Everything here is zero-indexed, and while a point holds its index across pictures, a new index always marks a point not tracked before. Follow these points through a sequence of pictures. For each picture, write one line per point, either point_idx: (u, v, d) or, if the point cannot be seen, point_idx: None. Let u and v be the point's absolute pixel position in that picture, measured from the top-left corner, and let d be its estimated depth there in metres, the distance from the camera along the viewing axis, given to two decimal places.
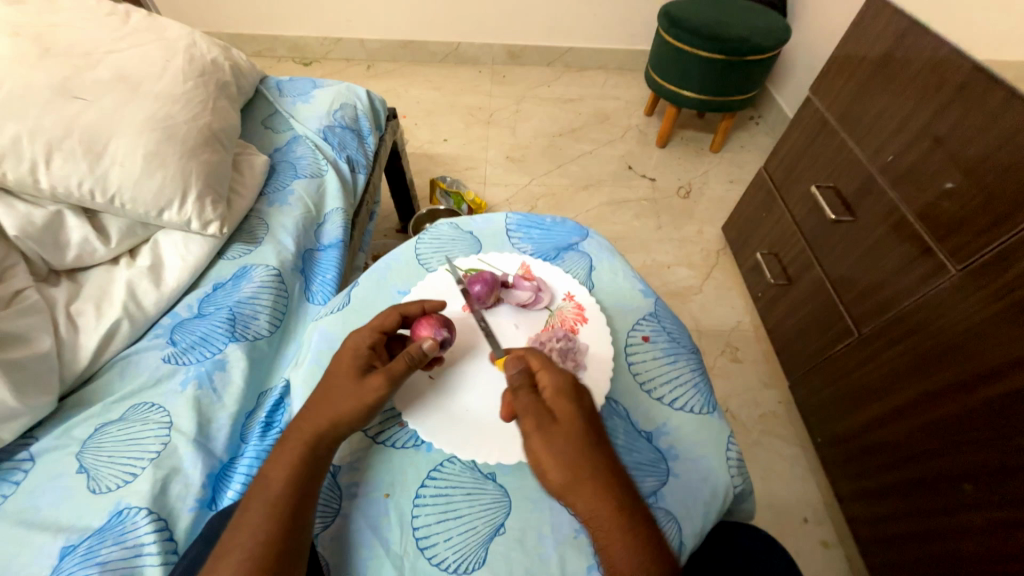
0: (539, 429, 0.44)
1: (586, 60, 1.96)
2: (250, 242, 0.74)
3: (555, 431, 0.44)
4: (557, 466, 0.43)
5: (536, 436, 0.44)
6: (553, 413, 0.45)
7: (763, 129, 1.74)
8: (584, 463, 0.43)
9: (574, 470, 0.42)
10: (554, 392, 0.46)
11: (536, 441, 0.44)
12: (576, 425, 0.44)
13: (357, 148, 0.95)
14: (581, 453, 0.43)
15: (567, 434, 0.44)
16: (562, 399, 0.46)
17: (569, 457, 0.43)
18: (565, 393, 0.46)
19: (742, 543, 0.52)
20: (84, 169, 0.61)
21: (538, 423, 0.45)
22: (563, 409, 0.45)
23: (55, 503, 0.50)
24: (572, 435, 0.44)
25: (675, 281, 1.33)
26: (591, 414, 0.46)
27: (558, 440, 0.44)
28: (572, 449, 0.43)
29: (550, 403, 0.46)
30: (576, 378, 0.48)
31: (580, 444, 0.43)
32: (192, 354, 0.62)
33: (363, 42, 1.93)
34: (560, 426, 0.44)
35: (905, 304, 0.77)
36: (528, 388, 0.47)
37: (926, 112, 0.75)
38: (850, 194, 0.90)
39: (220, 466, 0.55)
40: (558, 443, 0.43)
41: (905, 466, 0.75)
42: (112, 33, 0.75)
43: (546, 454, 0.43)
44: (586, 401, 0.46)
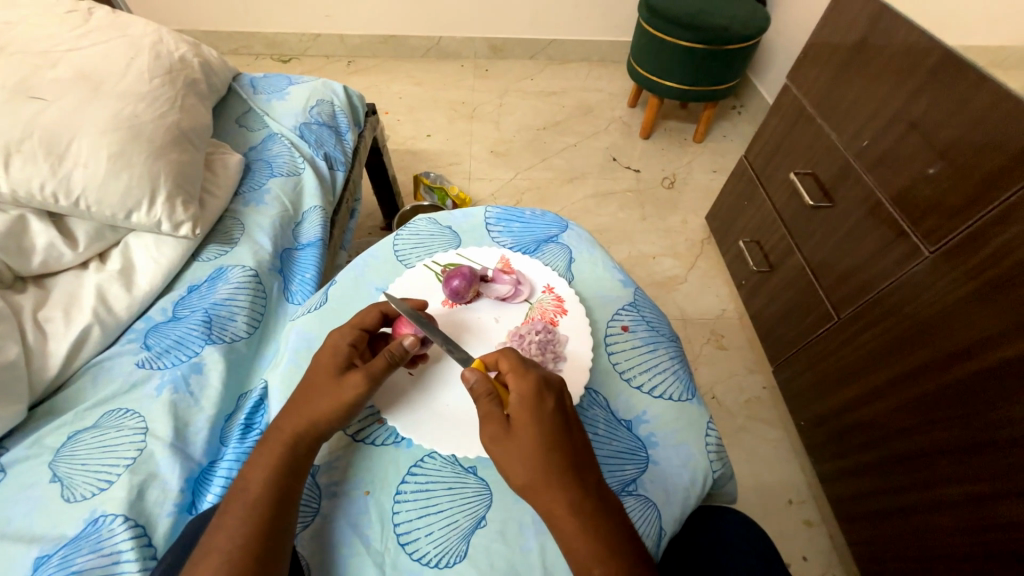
0: (496, 439, 0.44)
1: (568, 52, 1.95)
2: (226, 243, 0.73)
3: (513, 437, 0.43)
4: (514, 476, 0.43)
5: (495, 445, 0.44)
6: (512, 420, 0.44)
7: (745, 118, 1.76)
8: (540, 472, 0.42)
9: (531, 478, 0.42)
10: (515, 398, 0.45)
11: (494, 451, 0.44)
12: (532, 433, 0.43)
13: (335, 145, 0.93)
14: (536, 461, 0.42)
15: (523, 443, 0.43)
16: (521, 405, 0.44)
17: (525, 467, 0.42)
18: (524, 399, 0.44)
19: (723, 527, 0.53)
20: (46, 172, 0.59)
21: (496, 433, 0.44)
22: (520, 416, 0.44)
23: (27, 513, 0.49)
24: (528, 444, 0.43)
25: (660, 271, 1.34)
26: (553, 418, 0.44)
27: (514, 449, 0.43)
28: (528, 459, 0.42)
29: (510, 410, 0.45)
30: (540, 382, 0.46)
31: (537, 452, 0.42)
32: (167, 358, 0.61)
33: (342, 38, 1.90)
34: (516, 435, 0.43)
35: (882, 287, 0.78)
36: (489, 396, 0.46)
37: (899, 97, 0.76)
38: (827, 179, 0.91)
39: (198, 470, 0.54)
40: (514, 453, 0.43)
41: (884, 445, 0.76)
42: (73, 31, 0.73)
43: (503, 463, 0.43)
44: (549, 405, 0.44)
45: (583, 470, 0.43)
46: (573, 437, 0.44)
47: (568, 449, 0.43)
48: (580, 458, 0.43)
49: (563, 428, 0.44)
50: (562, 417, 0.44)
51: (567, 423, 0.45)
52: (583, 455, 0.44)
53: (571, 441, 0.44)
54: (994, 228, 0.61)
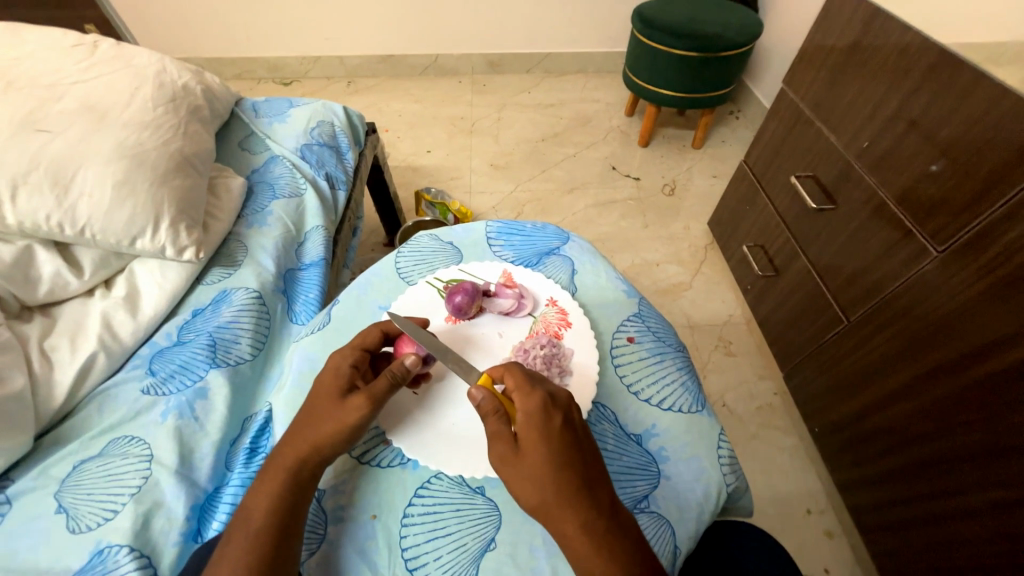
0: (505, 459, 0.43)
1: (565, 65, 1.97)
2: (229, 266, 0.74)
3: (521, 457, 0.42)
4: (525, 496, 0.42)
5: (502, 465, 0.43)
6: (520, 440, 0.43)
7: (744, 122, 1.76)
8: (550, 492, 0.41)
9: (541, 499, 0.41)
10: (521, 416, 0.44)
11: (503, 471, 0.43)
12: (541, 452, 0.42)
13: (336, 165, 0.94)
14: (546, 481, 0.41)
15: (532, 463, 0.42)
16: (528, 424, 0.43)
17: (534, 487, 0.41)
18: (531, 417, 0.44)
19: (735, 545, 0.51)
20: (52, 203, 0.60)
21: (504, 453, 0.43)
22: (527, 434, 0.43)
23: (33, 546, 0.48)
24: (537, 463, 0.42)
25: (664, 278, 1.33)
26: (561, 436, 0.43)
27: (523, 469, 0.42)
28: (538, 479, 0.41)
29: (518, 429, 0.44)
30: (546, 399, 0.45)
31: (546, 472, 0.41)
32: (172, 384, 0.60)
33: (342, 59, 1.94)
34: (524, 455, 0.42)
35: (891, 288, 0.77)
36: (495, 414, 0.45)
37: (897, 97, 0.75)
38: (829, 182, 0.91)
39: (204, 496, 0.54)
40: (523, 473, 0.42)
41: (902, 450, 0.74)
42: (78, 64, 0.74)
43: (512, 484, 0.42)
44: (556, 423, 0.43)
45: (594, 488, 0.41)
46: (582, 454, 0.43)
47: (578, 467, 0.42)
48: (591, 476, 0.42)
49: (572, 446, 0.43)
50: (570, 434, 0.43)
51: (576, 440, 0.44)
52: (594, 473, 0.42)
53: (581, 458, 0.43)
54: (1003, 224, 0.60)
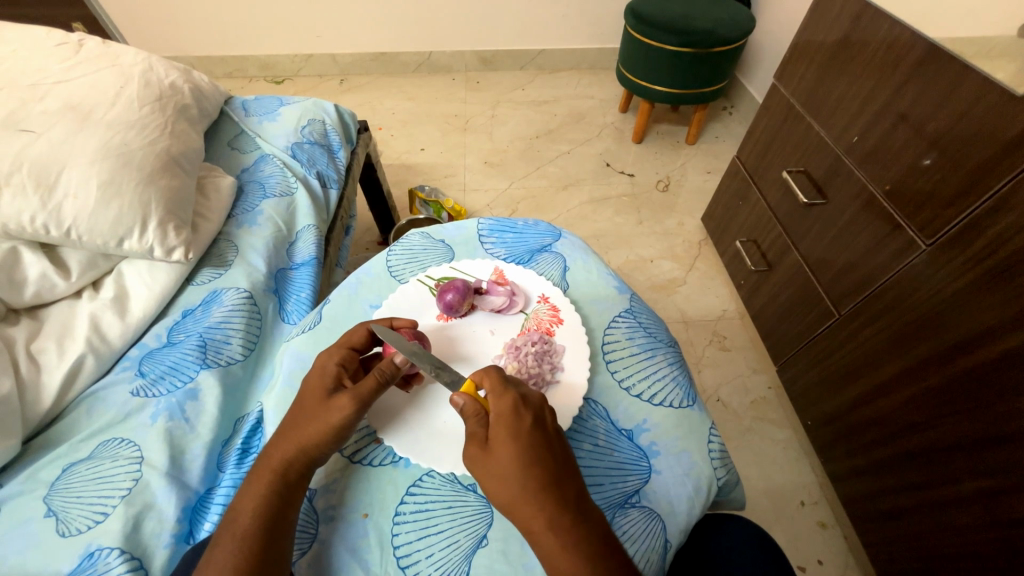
0: (475, 461, 0.43)
1: (558, 61, 1.97)
2: (220, 266, 0.73)
3: (492, 458, 0.43)
4: (496, 495, 0.42)
5: (474, 468, 0.43)
6: (490, 440, 0.43)
7: (738, 118, 1.76)
8: (517, 487, 0.41)
9: (509, 494, 0.41)
10: (494, 418, 0.44)
11: (475, 472, 0.43)
12: (510, 451, 0.42)
13: (327, 163, 0.94)
14: (514, 479, 0.41)
15: (502, 462, 0.42)
16: (499, 425, 0.44)
17: (505, 485, 0.41)
18: (502, 418, 0.44)
19: (722, 541, 0.51)
20: (36, 204, 0.59)
21: (475, 454, 0.43)
22: (498, 435, 0.43)
23: (21, 550, 0.48)
24: (505, 460, 0.42)
25: (659, 274, 1.33)
26: (531, 435, 0.43)
27: (495, 467, 0.42)
28: (507, 474, 0.42)
29: (490, 430, 0.44)
30: (518, 400, 0.45)
31: (513, 469, 0.41)
32: (162, 385, 0.60)
33: (334, 57, 1.92)
34: (494, 455, 0.43)
35: (880, 283, 0.77)
36: (477, 416, 0.45)
37: (886, 91, 0.76)
38: (820, 176, 0.91)
39: (196, 498, 0.54)
40: (494, 471, 0.42)
41: (894, 443, 0.75)
42: (61, 63, 0.73)
43: (484, 483, 0.43)
44: (527, 423, 0.44)
45: (563, 486, 0.41)
46: (554, 453, 0.43)
47: (548, 465, 0.42)
48: (560, 474, 0.42)
49: (544, 445, 0.43)
50: (541, 433, 0.44)
51: (547, 439, 0.44)
52: (563, 470, 0.43)
53: (552, 457, 0.43)
54: (991, 217, 0.61)
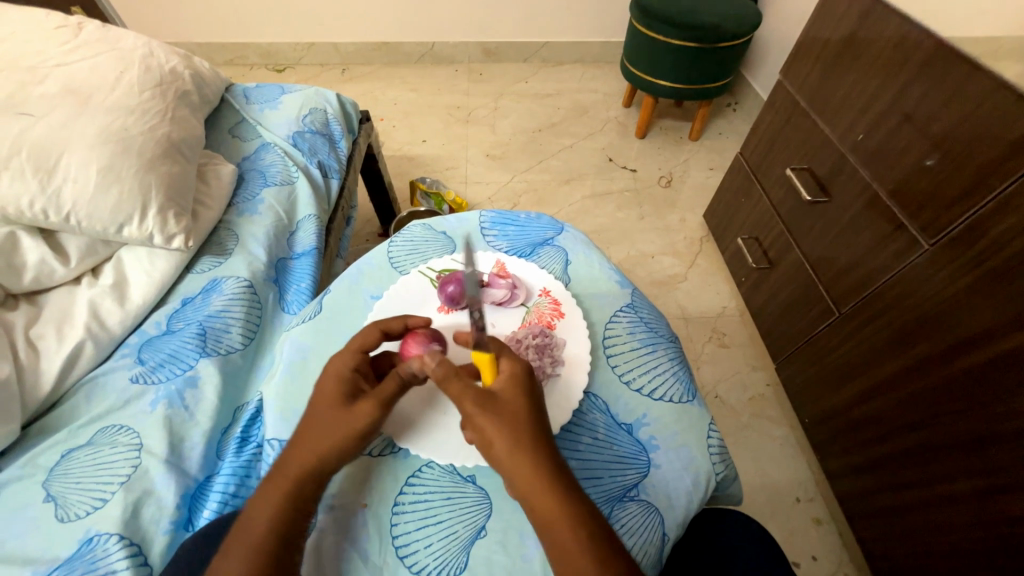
0: (480, 407, 0.42)
1: (562, 54, 1.95)
2: (220, 254, 0.73)
3: (501, 409, 0.42)
4: (500, 445, 0.40)
5: (479, 414, 0.41)
6: (500, 391, 0.43)
7: (741, 114, 1.75)
8: (526, 441, 0.41)
9: (514, 446, 0.40)
10: (507, 374, 0.44)
11: (478, 418, 0.41)
12: (525, 403, 0.43)
13: (329, 153, 0.93)
14: (524, 429, 0.41)
15: (514, 413, 0.42)
16: (512, 380, 0.44)
17: (513, 433, 0.41)
18: (517, 374, 0.44)
19: (721, 544, 0.51)
20: (35, 188, 0.59)
21: (478, 402, 0.42)
22: (510, 390, 0.43)
23: (21, 535, 0.48)
24: (517, 412, 0.42)
25: (660, 270, 1.33)
26: (541, 396, 0.44)
27: (504, 415, 0.42)
28: (518, 426, 0.41)
29: (500, 385, 0.44)
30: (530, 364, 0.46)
31: (525, 421, 0.42)
32: (162, 372, 0.60)
33: (336, 46, 1.90)
34: (505, 406, 0.42)
35: (881, 282, 0.77)
36: (450, 377, 0.43)
37: (891, 90, 0.75)
38: (824, 174, 0.90)
39: (195, 485, 0.54)
40: (503, 418, 0.41)
41: (891, 441, 0.75)
42: (61, 46, 0.73)
43: (487, 430, 0.41)
44: (537, 384, 0.45)
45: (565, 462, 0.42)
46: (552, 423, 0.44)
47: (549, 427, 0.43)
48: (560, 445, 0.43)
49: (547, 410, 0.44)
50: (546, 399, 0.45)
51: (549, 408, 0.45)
52: None
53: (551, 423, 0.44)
54: (993, 217, 0.61)
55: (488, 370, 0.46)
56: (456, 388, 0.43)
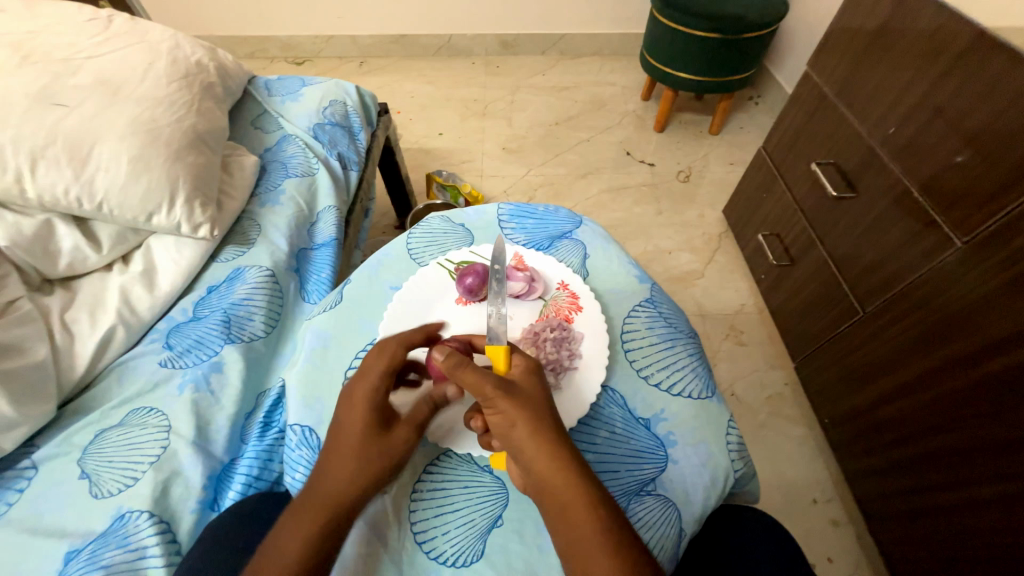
0: (501, 391, 0.42)
1: (581, 46, 1.93)
2: (243, 244, 0.74)
3: (521, 394, 0.42)
4: (521, 429, 0.41)
5: (501, 398, 0.42)
6: (517, 379, 0.44)
7: (763, 108, 1.71)
8: (546, 426, 0.41)
9: (534, 426, 0.41)
10: (523, 364, 0.45)
11: (499, 402, 0.42)
12: (541, 391, 0.44)
13: (348, 145, 0.94)
14: (544, 414, 0.42)
15: (533, 399, 0.43)
16: (528, 371, 0.45)
17: (533, 417, 0.41)
18: (532, 365, 0.46)
19: (730, 544, 0.50)
20: (70, 177, 0.61)
21: (499, 387, 0.42)
22: (527, 379, 0.44)
23: (58, 509, 0.50)
24: (537, 397, 0.43)
25: (677, 266, 1.31)
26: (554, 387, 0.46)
27: (525, 400, 0.42)
28: (538, 409, 0.42)
29: (517, 374, 0.45)
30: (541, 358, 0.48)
31: (545, 405, 0.43)
32: (189, 357, 0.62)
33: (355, 39, 1.91)
34: (524, 393, 0.43)
35: (909, 281, 0.75)
36: (461, 364, 0.42)
37: (924, 82, 0.73)
38: (851, 169, 0.88)
39: (220, 467, 0.55)
40: (524, 403, 0.42)
41: (914, 444, 0.73)
42: (93, 38, 0.74)
43: (509, 413, 0.41)
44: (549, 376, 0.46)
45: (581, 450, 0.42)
46: None
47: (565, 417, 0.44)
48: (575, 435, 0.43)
49: None
50: None
51: None
52: None
53: None
54: None
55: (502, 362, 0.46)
56: (472, 375, 0.42)
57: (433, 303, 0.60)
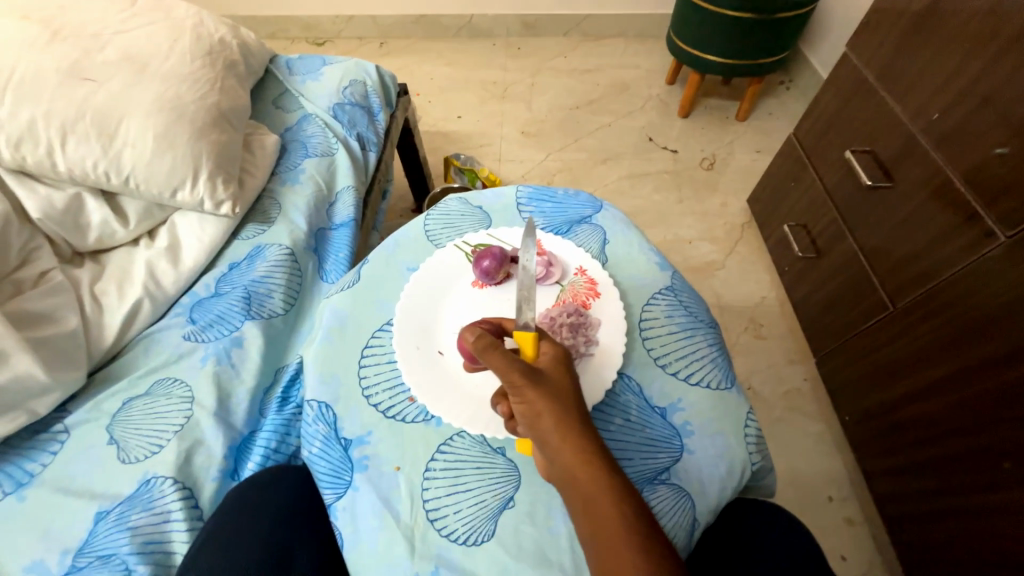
0: (530, 382, 0.41)
1: (604, 28, 1.87)
2: (264, 222, 0.75)
3: (549, 385, 0.42)
4: (547, 419, 0.40)
5: (529, 387, 0.41)
6: (546, 369, 0.43)
7: (794, 93, 1.64)
8: (573, 416, 0.41)
9: (562, 419, 0.40)
10: (551, 355, 0.45)
11: (527, 393, 0.41)
12: (570, 381, 0.43)
13: (367, 126, 0.93)
14: (573, 405, 0.41)
15: (562, 390, 0.42)
16: (555, 360, 0.44)
17: (561, 408, 0.41)
18: (560, 356, 0.45)
19: (744, 531, 0.50)
20: (99, 151, 0.62)
21: (527, 377, 0.41)
22: (555, 369, 0.44)
23: (89, 471, 0.52)
24: (565, 389, 0.42)
25: (697, 256, 1.28)
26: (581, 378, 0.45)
27: (553, 391, 0.42)
28: (566, 401, 0.41)
29: (546, 364, 0.44)
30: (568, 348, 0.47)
31: (573, 398, 0.42)
32: (211, 331, 0.63)
33: (375, 19, 1.89)
34: (552, 383, 0.42)
35: (946, 276, 0.72)
36: (494, 348, 0.42)
37: (974, 67, 0.69)
38: (888, 157, 0.83)
39: (240, 438, 0.57)
40: (551, 394, 0.41)
41: (939, 445, 0.71)
42: (120, 14, 0.75)
43: (536, 404, 0.41)
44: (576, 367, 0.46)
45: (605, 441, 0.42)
46: None
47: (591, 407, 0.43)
48: None
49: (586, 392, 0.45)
50: None
51: None
52: None
53: None
54: None
55: (530, 349, 0.45)
56: (500, 358, 0.42)
57: (450, 285, 0.60)
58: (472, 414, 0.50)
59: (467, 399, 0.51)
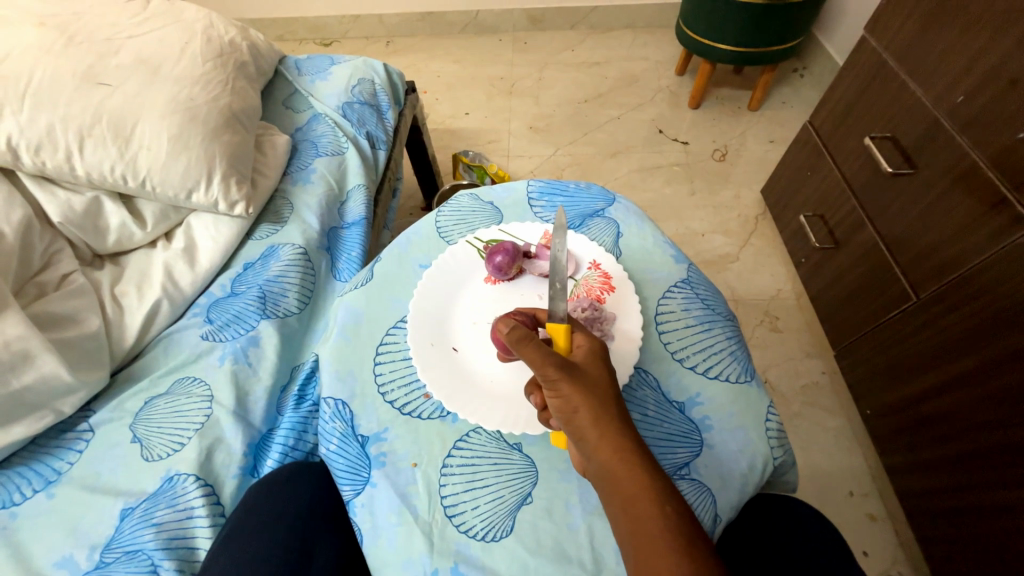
0: (566, 375, 0.41)
1: (612, 20, 1.84)
2: (277, 222, 0.75)
3: (585, 379, 0.42)
4: (583, 414, 0.40)
5: (563, 381, 0.41)
6: (580, 363, 0.43)
7: (809, 81, 1.61)
8: (608, 412, 0.40)
9: (598, 414, 0.40)
10: (585, 348, 0.45)
11: (563, 386, 0.41)
12: (605, 376, 0.43)
13: (376, 124, 0.93)
14: (609, 400, 0.41)
15: (599, 385, 0.42)
16: (590, 354, 0.44)
17: (597, 402, 0.41)
18: (594, 349, 0.45)
19: (775, 531, 0.49)
20: (115, 155, 0.63)
21: (563, 370, 0.41)
22: (591, 363, 0.43)
23: (114, 469, 0.53)
24: (600, 383, 0.42)
25: (710, 249, 1.27)
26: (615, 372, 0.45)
27: (589, 385, 0.42)
28: (603, 397, 0.41)
29: (581, 358, 0.44)
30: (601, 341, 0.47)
31: (608, 393, 0.42)
32: (228, 331, 0.64)
33: (381, 18, 1.89)
34: (588, 377, 0.42)
35: (973, 265, 0.69)
36: (529, 339, 0.41)
37: (1001, 48, 0.66)
38: (910, 143, 0.81)
39: (259, 436, 0.58)
40: (587, 387, 0.41)
41: (964, 439, 0.69)
42: (132, 19, 0.76)
43: (573, 398, 0.41)
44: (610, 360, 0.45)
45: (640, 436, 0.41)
46: None
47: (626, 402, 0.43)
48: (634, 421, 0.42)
49: None
50: None
51: None
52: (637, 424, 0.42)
53: None
54: None
55: (563, 341, 0.45)
56: (534, 351, 0.41)
57: (463, 281, 0.60)
58: (485, 411, 0.50)
59: (481, 397, 0.51)
